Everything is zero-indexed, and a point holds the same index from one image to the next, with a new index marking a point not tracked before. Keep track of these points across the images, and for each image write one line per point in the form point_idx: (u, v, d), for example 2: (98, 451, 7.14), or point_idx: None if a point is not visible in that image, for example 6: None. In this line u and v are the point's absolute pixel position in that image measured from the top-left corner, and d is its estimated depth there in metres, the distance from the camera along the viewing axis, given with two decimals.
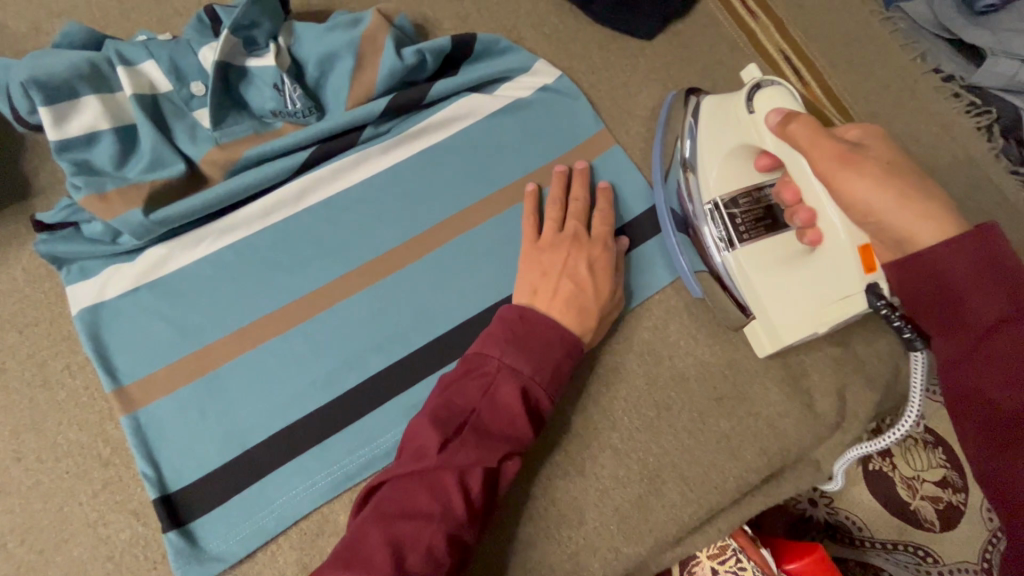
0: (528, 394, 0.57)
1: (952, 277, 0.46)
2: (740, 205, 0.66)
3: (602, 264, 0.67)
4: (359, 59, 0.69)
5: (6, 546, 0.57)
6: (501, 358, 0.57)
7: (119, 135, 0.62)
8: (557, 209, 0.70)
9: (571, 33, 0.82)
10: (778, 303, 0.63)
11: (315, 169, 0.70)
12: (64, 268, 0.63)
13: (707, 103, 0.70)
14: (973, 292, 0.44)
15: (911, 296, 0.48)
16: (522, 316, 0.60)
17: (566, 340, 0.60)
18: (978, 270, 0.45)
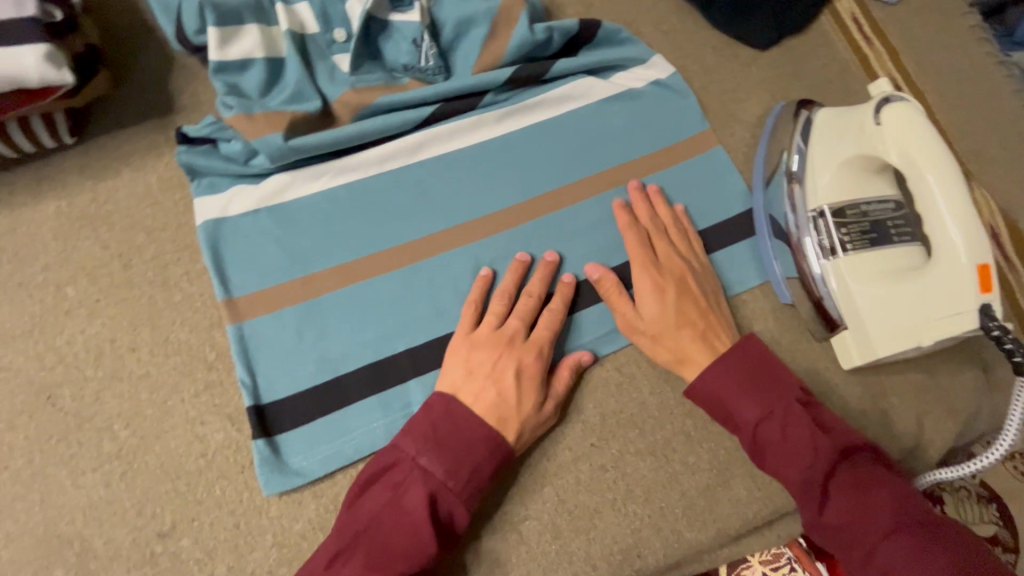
0: (435, 500, 0.55)
1: (727, 389, 0.61)
2: (847, 217, 0.67)
3: (531, 372, 0.62)
4: (492, 28, 0.73)
5: (112, 428, 0.60)
6: (414, 457, 0.57)
7: (269, 66, 0.66)
8: (502, 302, 0.66)
9: (687, 35, 0.84)
10: (895, 316, 0.63)
11: (436, 125, 0.73)
12: (196, 180, 0.67)
13: (823, 116, 0.72)
14: (747, 403, 0.60)
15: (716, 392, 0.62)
16: (449, 409, 0.59)
17: (491, 443, 0.58)
18: (766, 377, 0.61)
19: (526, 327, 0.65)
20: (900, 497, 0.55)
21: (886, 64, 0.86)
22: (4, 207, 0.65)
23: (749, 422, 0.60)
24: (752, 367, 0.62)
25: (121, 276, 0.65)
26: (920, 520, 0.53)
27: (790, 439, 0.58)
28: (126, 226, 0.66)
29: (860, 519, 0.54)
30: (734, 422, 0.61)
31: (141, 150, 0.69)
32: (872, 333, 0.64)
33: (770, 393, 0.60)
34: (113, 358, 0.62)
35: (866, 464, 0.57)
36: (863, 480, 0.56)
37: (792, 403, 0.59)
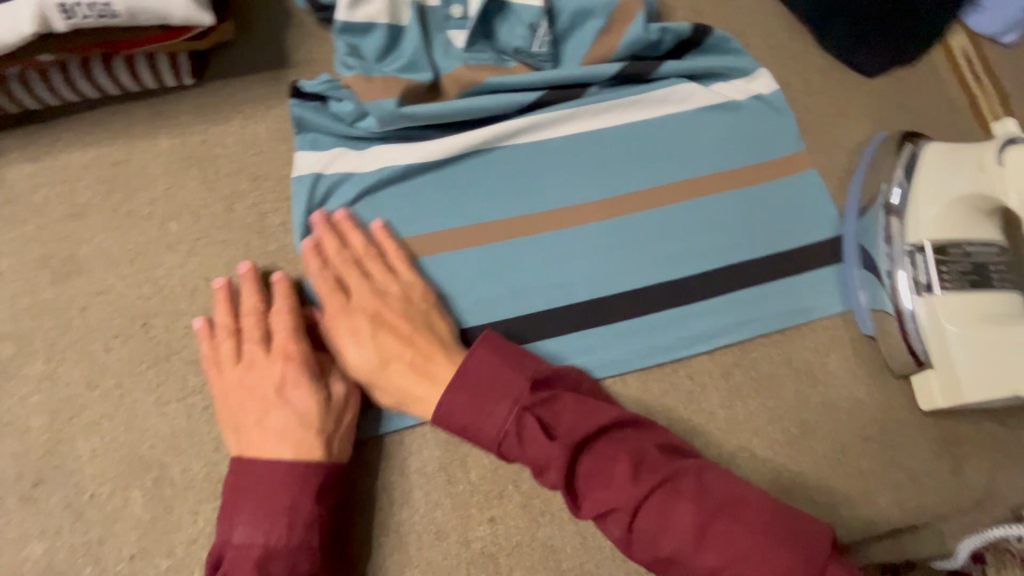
0: (270, 562, 0.51)
1: (461, 407, 0.55)
2: (949, 256, 0.66)
3: (294, 379, 0.57)
4: (609, 23, 0.73)
5: (199, 362, 0.62)
6: (228, 538, 0.51)
7: (390, 32, 0.67)
8: (230, 339, 0.59)
9: (795, 52, 0.83)
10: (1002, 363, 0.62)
11: (538, 110, 0.73)
12: (300, 134, 0.68)
13: (932, 151, 0.70)
14: (486, 416, 0.55)
15: (459, 416, 0.56)
16: (239, 472, 0.53)
17: (297, 478, 0.53)
18: (478, 376, 0.56)
19: (264, 346, 0.58)
20: (640, 461, 0.52)
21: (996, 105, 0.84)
22: (118, 139, 0.67)
23: (491, 437, 0.55)
24: (462, 372, 0.56)
25: (222, 217, 0.67)
26: (657, 482, 0.51)
27: (532, 451, 0.54)
28: (232, 171, 0.68)
29: (611, 506, 0.51)
30: (479, 438, 0.56)
31: (253, 100, 0.71)
32: (962, 376, 0.63)
33: (490, 392, 0.55)
34: (207, 295, 0.64)
35: (606, 443, 0.54)
36: (606, 461, 0.53)
37: (499, 397, 0.55)
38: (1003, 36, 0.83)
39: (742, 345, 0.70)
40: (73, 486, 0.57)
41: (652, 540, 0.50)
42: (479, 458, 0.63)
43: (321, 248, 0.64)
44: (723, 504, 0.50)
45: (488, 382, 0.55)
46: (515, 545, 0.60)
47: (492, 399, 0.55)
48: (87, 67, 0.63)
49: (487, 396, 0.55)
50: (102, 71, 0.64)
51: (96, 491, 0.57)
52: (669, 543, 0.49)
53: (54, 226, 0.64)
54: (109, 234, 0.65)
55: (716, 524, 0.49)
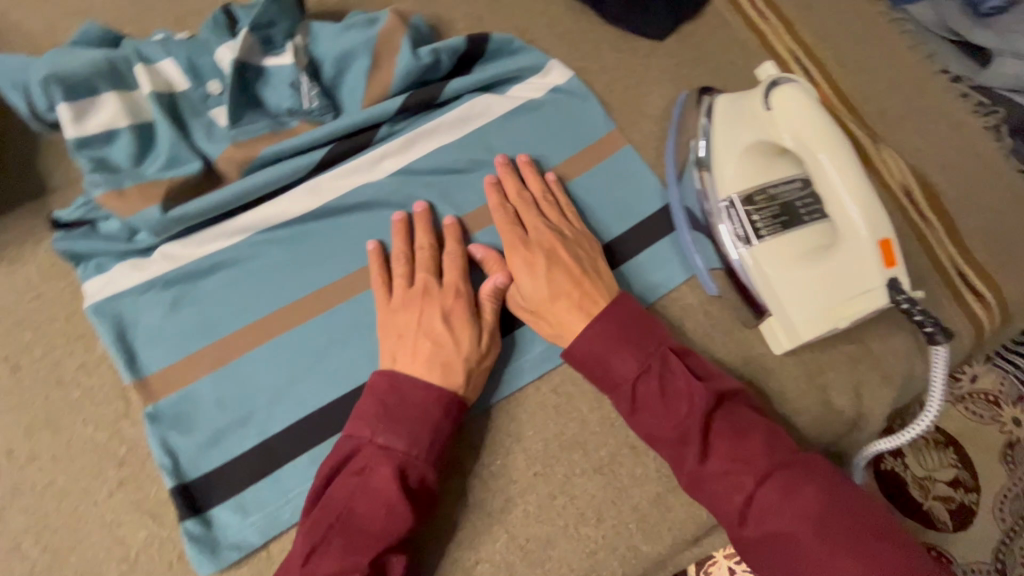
0: (404, 472, 0.55)
1: (603, 343, 0.59)
2: (756, 203, 0.67)
3: (459, 314, 0.62)
4: (375, 59, 0.69)
5: (20, 547, 0.56)
6: (372, 438, 0.55)
7: (138, 133, 0.62)
8: (403, 264, 0.64)
9: (582, 34, 0.82)
10: (816, 297, 0.63)
11: (330, 166, 0.70)
12: (81, 265, 0.63)
13: (721, 104, 0.71)
14: (625, 357, 0.58)
15: (595, 353, 0.60)
16: (392, 383, 0.58)
17: (444, 400, 0.58)
18: (635, 324, 0.60)
19: (435, 277, 0.64)
20: (774, 440, 0.55)
21: (783, 36, 0.86)
22: None
23: (625, 377, 0.58)
24: (618, 318, 0.60)
25: (10, 380, 0.60)
26: (788, 462, 0.54)
27: (667, 393, 0.57)
28: (9, 325, 0.62)
29: (738, 465, 0.54)
30: (608, 377, 0.59)
31: (14, 241, 0.64)
32: (795, 318, 0.64)
33: (637, 338, 0.59)
34: (12, 471, 0.58)
35: (741, 410, 0.58)
36: (742, 427, 0.56)
37: (650, 344, 0.59)
38: None
39: None
40: None
41: (763, 505, 0.52)
42: None
43: (503, 186, 0.70)
44: (846, 508, 0.51)
45: (632, 328, 0.60)
46: None
47: (637, 343, 0.59)
48: None
49: (634, 341, 0.59)
50: None
51: None
52: (781, 517, 0.50)
53: None
54: None
55: (840, 520, 0.50)
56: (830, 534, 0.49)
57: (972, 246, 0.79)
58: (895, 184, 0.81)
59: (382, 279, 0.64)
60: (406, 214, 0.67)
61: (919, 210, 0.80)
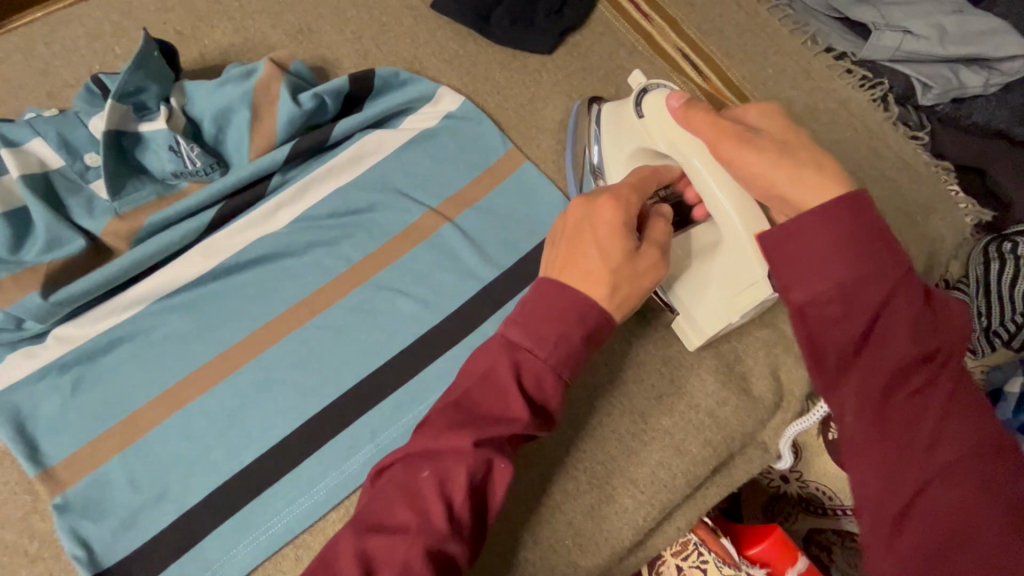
0: (524, 370, 0.52)
1: (817, 245, 0.45)
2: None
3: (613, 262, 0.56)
4: (255, 111, 0.69)
5: None
6: (504, 331, 0.54)
7: (11, 219, 0.60)
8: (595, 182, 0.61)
9: (472, 57, 0.83)
10: (706, 294, 0.66)
11: (224, 225, 0.69)
12: None
13: (607, 115, 0.73)
14: (839, 269, 0.45)
15: (808, 252, 0.46)
16: (545, 286, 0.55)
17: (593, 306, 0.54)
18: (868, 240, 0.45)
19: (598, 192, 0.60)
20: (998, 426, 0.44)
21: (670, 36, 0.88)
22: None
23: (833, 289, 0.45)
24: (848, 228, 0.45)
25: None
26: (1006, 455, 0.42)
27: (897, 323, 0.44)
28: None
29: (954, 434, 0.42)
30: (797, 282, 0.46)
31: None
32: (697, 313, 0.67)
33: (869, 254, 0.45)
34: None
35: (971, 383, 0.45)
36: (968, 399, 0.44)
37: (884, 265, 0.45)
38: None
39: None
40: None
41: (952, 486, 0.41)
42: None
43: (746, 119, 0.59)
44: None
45: (876, 239, 0.45)
46: None
47: (880, 253, 0.45)
48: None
49: (879, 252, 0.45)
50: None
51: None
52: (959, 511, 0.40)
53: None
54: None
55: None
56: None
57: None
58: None
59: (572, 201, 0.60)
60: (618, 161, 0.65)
61: None
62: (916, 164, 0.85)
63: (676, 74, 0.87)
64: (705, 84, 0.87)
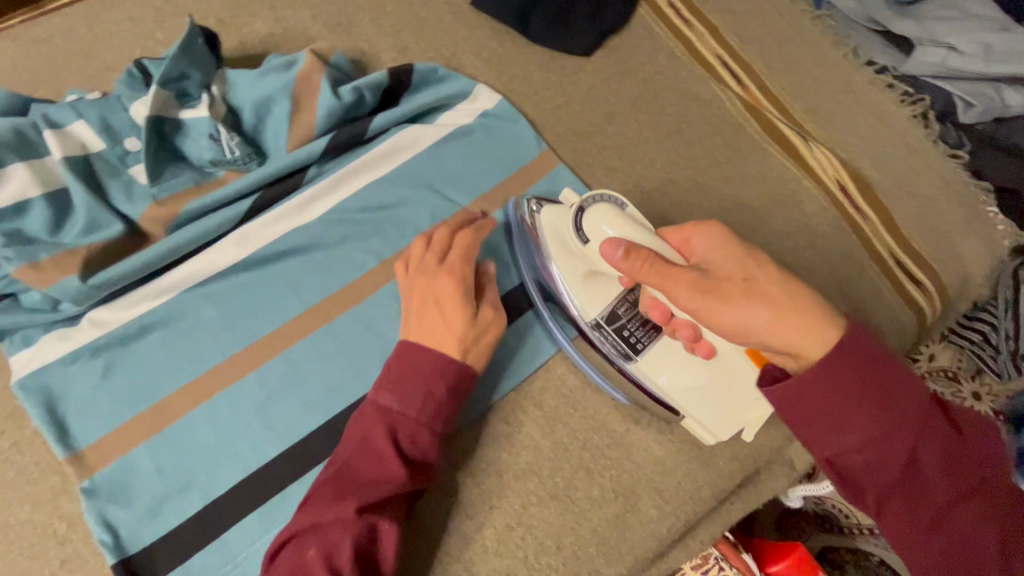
0: (396, 430, 0.56)
1: (839, 399, 0.50)
2: (620, 316, 0.66)
3: (452, 294, 0.62)
4: (295, 102, 0.69)
5: None
6: (373, 398, 0.58)
7: (51, 201, 0.60)
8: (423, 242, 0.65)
9: (510, 56, 0.83)
10: (700, 402, 0.64)
11: (259, 214, 0.69)
12: (8, 339, 0.62)
13: (542, 233, 0.66)
14: (869, 422, 0.49)
15: (823, 406, 0.50)
16: (405, 351, 0.59)
17: (446, 368, 0.59)
18: (884, 383, 0.50)
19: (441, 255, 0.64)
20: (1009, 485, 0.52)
21: (710, 42, 0.87)
22: None
23: (862, 443, 0.49)
24: (857, 379, 0.50)
25: None
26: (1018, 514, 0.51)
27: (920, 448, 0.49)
28: None
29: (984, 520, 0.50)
30: (828, 442, 0.50)
31: None
32: (707, 419, 0.65)
33: (889, 402, 0.50)
34: None
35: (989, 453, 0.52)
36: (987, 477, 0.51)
37: (901, 408, 0.50)
38: None
39: (547, 365, 0.70)
40: None
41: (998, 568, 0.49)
42: None
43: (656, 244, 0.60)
44: None
45: (874, 371, 0.50)
46: None
47: (873, 388, 0.50)
48: None
49: (872, 390, 0.50)
50: None
51: None
52: None
53: None
54: None
55: None
56: None
57: (908, 234, 0.80)
58: (828, 180, 0.82)
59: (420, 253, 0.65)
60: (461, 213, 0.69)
61: (855, 202, 0.81)
62: (955, 183, 0.83)
63: (714, 81, 0.85)
64: (743, 92, 0.85)
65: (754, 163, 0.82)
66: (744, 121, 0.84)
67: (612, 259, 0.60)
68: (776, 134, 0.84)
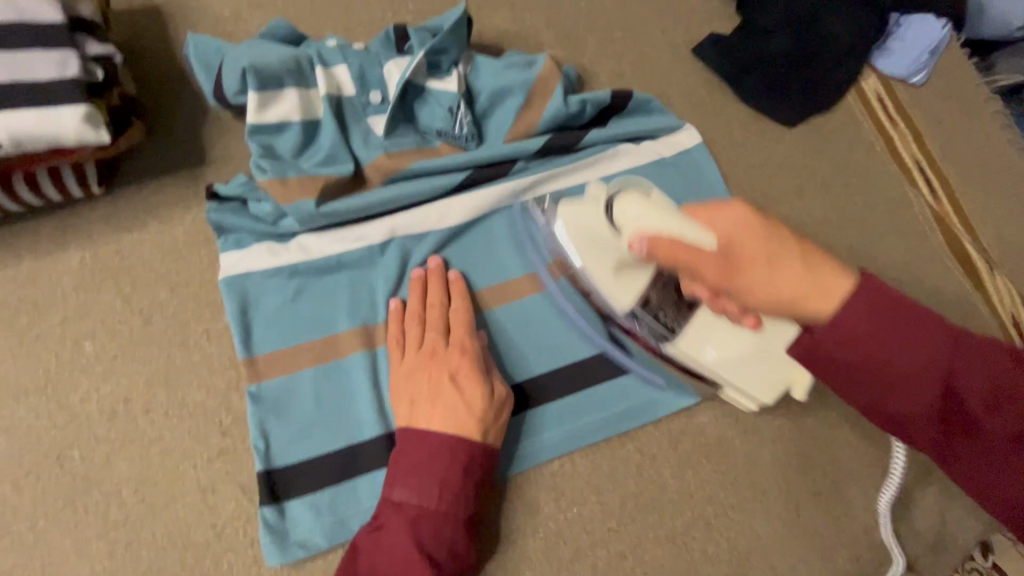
0: (419, 526, 0.57)
1: (858, 342, 0.43)
2: (653, 302, 0.62)
3: (466, 371, 0.62)
4: (528, 98, 0.73)
5: (121, 493, 0.58)
6: (388, 496, 0.58)
7: (305, 129, 0.66)
8: (417, 323, 0.65)
9: (716, 108, 0.85)
10: (749, 375, 0.63)
11: (466, 191, 0.72)
12: (223, 237, 0.66)
13: (566, 235, 0.63)
14: (900, 347, 0.42)
15: (848, 358, 0.43)
16: (408, 438, 0.59)
17: (453, 453, 0.58)
18: (900, 324, 0.42)
19: (443, 336, 0.65)
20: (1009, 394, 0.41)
21: (910, 145, 0.87)
22: (26, 258, 0.64)
23: (921, 372, 0.42)
24: (889, 319, 0.42)
25: (141, 331, 0.64)
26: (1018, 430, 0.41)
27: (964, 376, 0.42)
28: (150, 280, 0.66)
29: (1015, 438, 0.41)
30: (863, 395, 0.45)
31: (170, 202, 0.68)
32: (750, 387, 0.64)
33: (906, 339, 0.42)
34: (125, 418, 0.61)
35: (1001, 361, 0.42)
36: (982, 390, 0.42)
37: (921, 343, 0.42)
38: (911, 77, 0.89)
39: (691, 409, 0.69)
40: None
41: None
42: None
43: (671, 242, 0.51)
44: None
45: (904, 314, 0.42)
46: None
47: (911, 332, 0.42)
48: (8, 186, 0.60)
49: (911, 328, 0.42)
50: (22, 185, 0.61)
51: None
52: None
53: None
54: (16, 359, 0.61)
55: None
56: None
57: None
58: (1004, 312, 0.80)
59: (399, 334, 0.65)
60: (424, 270, 0.68)
61: None
62: None
63: (907, 184, 0.85)
64: (934, 202, 0.85)
65: (930, 273, 0.81)
66: (929, 229, 0.83)
67: (642, 252, 0.54)
68: (960, 251, 0.83)
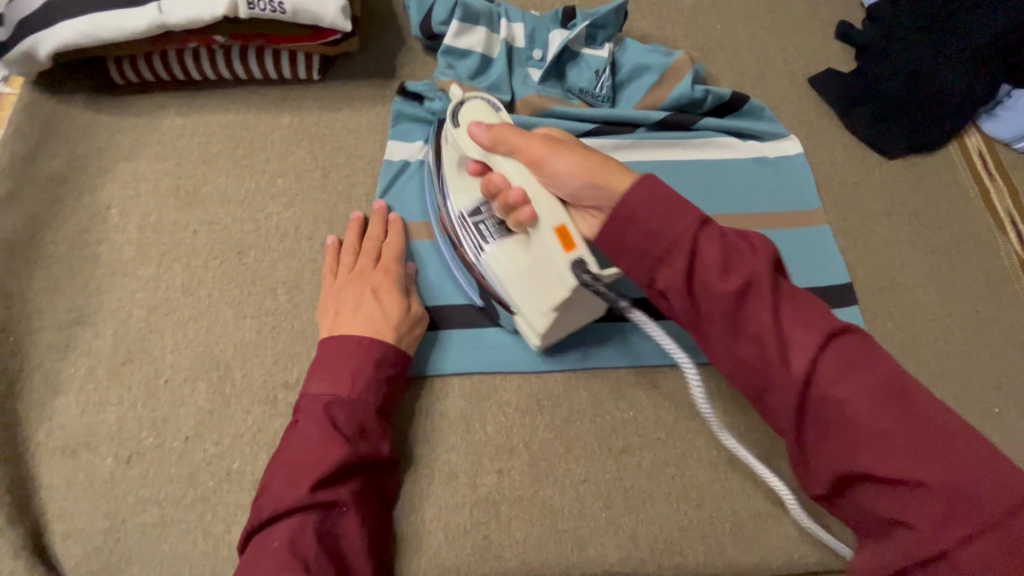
0: (333, 412, 0.60)
1: (635, 221, 0.53)
2: (484, 212, 0.68)
3: (387, 287, 0.68)
4: (660, 79, 0.87)
5: (276, 290, 0.72)
6: (305, 390, 0.61)
7: (482, 62, 0.83)
8: (350, 254, 0.72)
9: (821, 129, 0.96)
10: (525, 291, 0.64)
11: (591, 137, 0.85)
12: (395, 123, 0.82)
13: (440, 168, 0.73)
14: (664, 231, 0.53)
15: (628, 241, 0.54)
16: (328, 341, 0.64)
17: (365, 346, 0.63)
18: (664, 212, 0.53)
19: (372, 261, 0.71)
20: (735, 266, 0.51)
21: (1005, 198, 0.93)
22: (252, 109, 0.83)
23: (662, 250, 0.53)
24: (653, 204, 0.53)
25: (320, 181, 0.80)
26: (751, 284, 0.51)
27: (704, 248, 0.52)
28: (334, 148, 0.82)
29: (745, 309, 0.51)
30: (640, 271, 0.55)
31: (363, 97, 0.86)
32: (522, 303, 0.65)
33: (662, 224, 0.53)
34: (293, 238, 0.76)
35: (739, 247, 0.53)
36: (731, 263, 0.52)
37: (674, 223, 0.53)
38: (1014, 143, 0.96)
39: None
40: (153, 369, 0.67)
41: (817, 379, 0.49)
42: (497, 414, 0.70)
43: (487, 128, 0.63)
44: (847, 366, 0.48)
45: (671, 203, 0.53)
46: (517, 497, 0.66)
47: (666, 213, 0.53)
48: (260, 53, 0.81)
49: (670, 211, 0.53)
50: (270, 58, 0.81)
51: (172, 377, 0.67)
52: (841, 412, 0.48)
53: (188, 166, 0.78)
54: (227, 177, 0.78)
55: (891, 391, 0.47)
56: (891, 405, 0.46)
57: None
58: None
59: (334, 265, 0.72)
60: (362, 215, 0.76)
61: None
62: None
63: (996, 229, 0.90)
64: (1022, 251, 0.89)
65: (1006, 310, 0.84)
66: (1013, 273, 0.87)
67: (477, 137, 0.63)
68: None
